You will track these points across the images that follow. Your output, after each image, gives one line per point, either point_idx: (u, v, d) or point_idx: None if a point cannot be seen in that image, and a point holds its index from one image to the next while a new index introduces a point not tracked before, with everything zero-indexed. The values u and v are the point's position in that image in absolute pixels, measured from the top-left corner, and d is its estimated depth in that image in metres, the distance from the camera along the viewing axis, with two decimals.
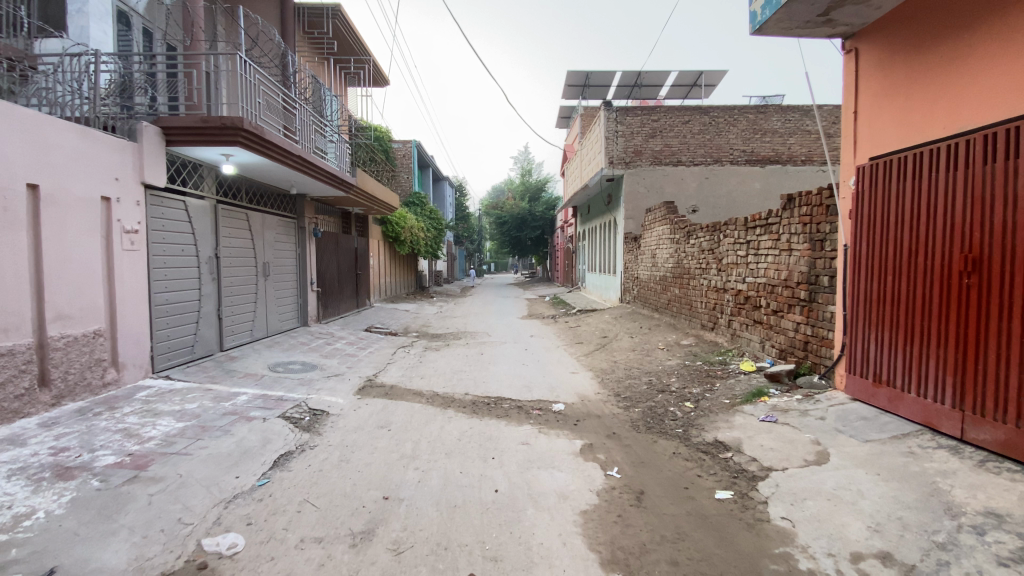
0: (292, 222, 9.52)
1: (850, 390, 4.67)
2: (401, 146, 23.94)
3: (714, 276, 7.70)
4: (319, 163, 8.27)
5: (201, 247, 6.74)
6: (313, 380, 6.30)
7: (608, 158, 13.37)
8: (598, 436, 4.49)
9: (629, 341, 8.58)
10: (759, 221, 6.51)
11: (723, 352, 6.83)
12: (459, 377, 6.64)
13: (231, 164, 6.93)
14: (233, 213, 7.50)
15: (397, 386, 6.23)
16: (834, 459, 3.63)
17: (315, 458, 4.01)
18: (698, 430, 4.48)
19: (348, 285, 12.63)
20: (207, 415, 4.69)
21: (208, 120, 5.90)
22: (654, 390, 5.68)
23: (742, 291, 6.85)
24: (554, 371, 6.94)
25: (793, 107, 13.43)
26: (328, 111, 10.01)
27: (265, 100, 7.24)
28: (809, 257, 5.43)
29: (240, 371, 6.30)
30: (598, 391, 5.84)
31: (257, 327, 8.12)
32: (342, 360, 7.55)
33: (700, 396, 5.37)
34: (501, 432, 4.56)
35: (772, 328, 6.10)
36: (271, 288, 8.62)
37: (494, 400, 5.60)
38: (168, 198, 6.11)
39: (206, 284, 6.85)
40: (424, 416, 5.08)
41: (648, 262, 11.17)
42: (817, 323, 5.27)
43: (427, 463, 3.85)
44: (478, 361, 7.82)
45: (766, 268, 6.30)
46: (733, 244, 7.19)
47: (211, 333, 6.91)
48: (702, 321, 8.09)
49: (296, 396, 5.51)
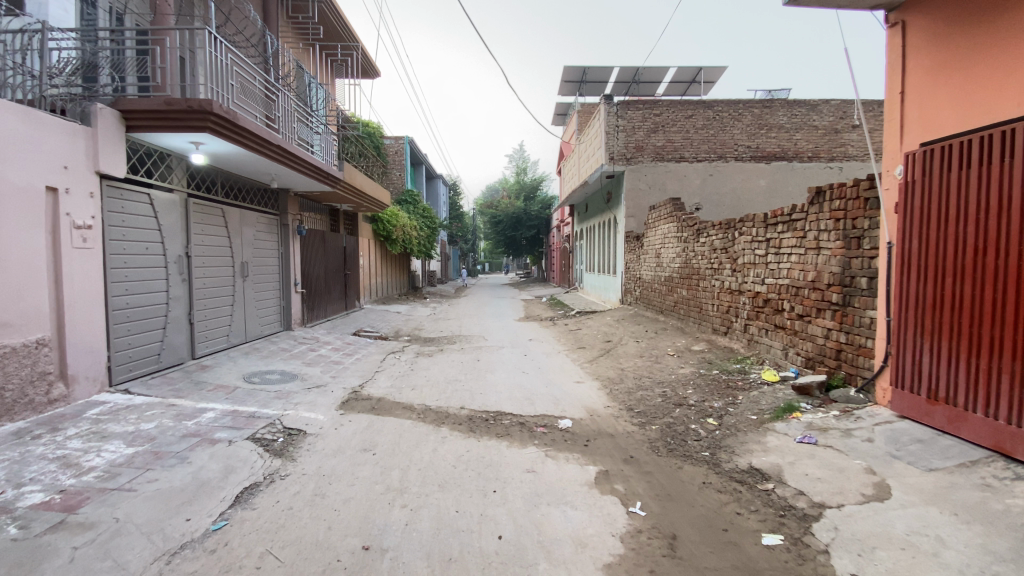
0: (275, 219, 8.90)
1: (898, 407, 4.13)
2: (393, 142, 23.24)
3: (728, 277, 7.14)
4: (303, 155, 7.65)
5: (169, 244, 6.11)
6: (292, 392, 5.70)
7: (609, 153, 12.81)
8: (613, 461, 3.93)
9: (635, 346, 8.02)
10: (780, 217, 5.96)
11: (741, 359, 6.28)
12: (453, 388, 6.05)
13: (204, 154, 6.31)
14: (207, 208, 6.88)
15: (384, 398, 5.63)
16: (898, 495, 3.10)
17: (285, 492, 3.41)
18: (727, 453, 3.92)
19: (336, 285, 12.01)
20: (164, 439, 4.08)
21: (172, 102, 5.26)
22: (670, 404, 5.11)
23: (761, 293, 6.30)
24: (557, 380, 6.37)
25: (799, 101, 12.89)
26: (314, 101, 9.36)
27: (242, 83, 6.57)
28: (842, 256, 4.89)
29: (211, 383, 5.69)
30: (609, 405, 5.27)
31: (234, 333, 7.50)
32: (326, 368, 6.94)
33: (722, 411, 4.81)
34: (503, 456, 3.99)
35: (797, 334, 5.55)
36: (251, 289, 8.00)
37: (493, 415, 5.01)
38: (129, 190, 5.48)
39: (175, 286, 6.22)
40: (414, 436, 4.49)
41: (652, 261, 10.62)
42: (852, 330, 4.73)
43: (417, 498, 3.28)
44: (474, 368, 7.23)
45: (789, 269, 5.76)
46: (749, 242, 6.64)
47: (182, 340, 6.29)
48: (714, 325, 7.54)
49: (270, 413, 4.90)
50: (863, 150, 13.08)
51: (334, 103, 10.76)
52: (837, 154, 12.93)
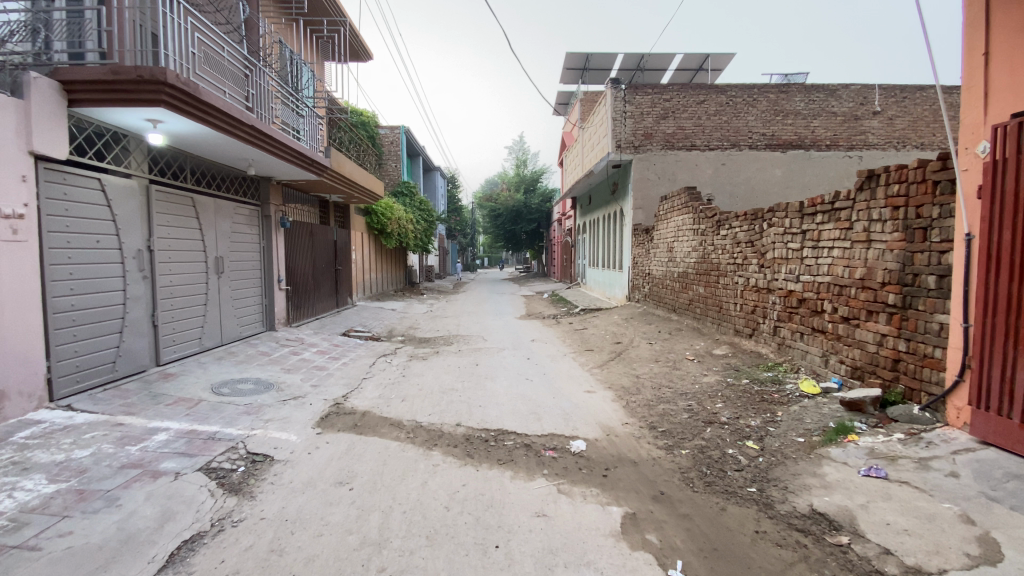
0: (255, 210, 8.16)
1: (980, 432, 3.42)
2: (388, 131, 22.34)
3: (755, 273, 6.42)
4: (283, 139, 6.90)
5: (126, 237, 5.40)
6: (264, 406, 4.98)
7: (615, 141, 12.06)
8: (639, 499, 3.23)
9: (649, 349, 7.32)
10: (819, 206, 5.25)
11: (772, 366, 5.59)
12: (448, 399, 5.35)
13: (164, 134, 5.57)
14: (172, 196, 6.15)
15: (369, 413, 4.91)
16: (1013, 555, 2.42)
17: (232, 547, 2.69)
18: (780, 490, 3.22)
19: (326, 281, 11.27)
20: (97, 472, 3.38)
21: (119, 71, 4.53)
22: (699, 422, 4.41)
23: (795, 291, 5.60)
24: (564, 390, 5.65)
25: (818, 86, 12.11)
26: (297, 81, 8.58)
27: (208, 54, 5.80)
28: (902, 250, 4.19)
29: (172, 395, 4.98)
30: (627, 422, 4.56)
31: (207, 336, 6.80)
32: (307, 375, 6.22)
33: (761, 431, 4.12)
34: (506, 494, 3.27)
35: (840, 340, 4.86)
36: (228, 287, 7.30)
37: (494, 436, 4.30)
38: (73, 173, 4.77)
39: (135, 285, 5.51)
40: (400, 463, 3.77)
41: (663, 256, 9.90)
42: (914, 337, 4.05)
43: (400, 558, 2.58)
44: (472, 375, 6.50)
45: (831, 266, 5.06)
46: (781, 234, 5.92)
47: (142, 345, 5.58)
48: (737, 326, 6.84)
49: (234, 433, 4.20)
50: (884, 138, 12.34)
51: (321, 86, 9.99)
52: (856, 142, 12.23)
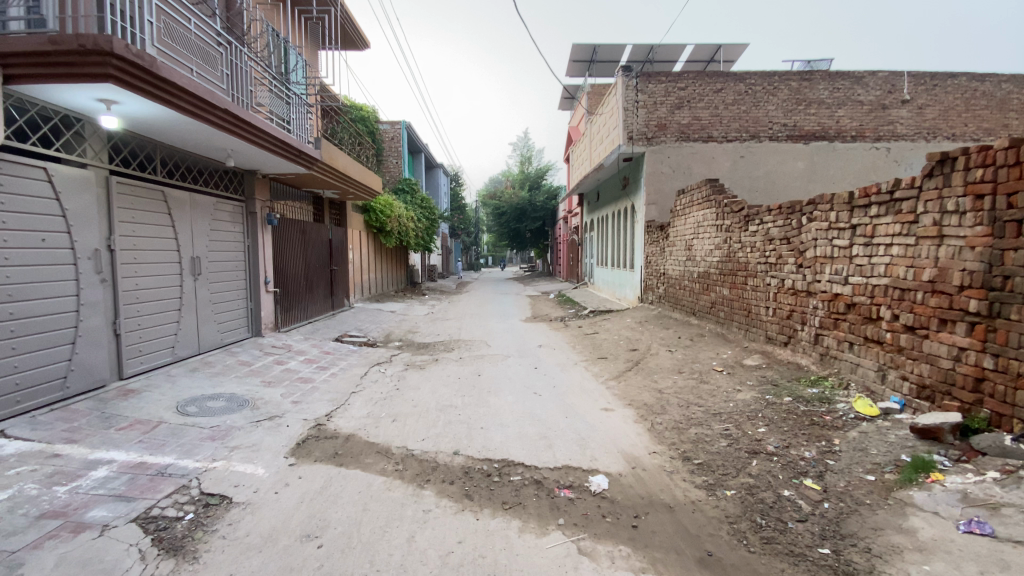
0: (238, 206, 7.51)
1: None
2: (389, 127, 21.53)
3: (792, 274, 5.71)
4: (265, 126, 6.23)
5: (80, 235, 4.73)
6: (234, 428, 4.31)
7: (627, 132, 11.32)
8: (683, 564, 2.53)
9: (669, 357, 6.63)
10: (874, 196, 4.55)
11: (816, 381, 4.89)
12: (446, 418, 4.69)
13: (121, 117, 4.92)
14: (139, 189, 5.52)
15: (353, 438, 4.24)
16: None
17: None
18: (862, 555, 2.54)
19: (319, 282, 10.62)
20: (6, 524, 2.72)
21: (58, 40, 3.87)
22: (743, 452, 3.70)
23: (842, 295, 4.89)
24: (577, 408, 4.97)
25: (843, 73, 11.32)
26: (284, 67, 7.89)
27: (173, 30, 5.12)
28: (986, 248, 3.50)
29: (128, 416, 4.33)
30: (655, 451, 3.87)
31: (182, 344, 6.15)
32: (290, 389, 5.55)
33: (820, 466, 3.43)
34: (512, 557, 2.59)
35: (902, 353, 4.16)
36: (207, 290, 6.65)
37: (498, 468, 3.61)
38: (13, 161, 4.11)
39: (91, 290, 4.84)
40: (383, 508, 3.09)
41: (680, 254, 9.19)
42: (1003, 354, 3.34)
43: None
44: (474, 388, 5.81)
45: (889, 266, 4.35)
46: (824, 229, 5.22)
47: (101, 357, 4.93)
48: (769, 332, 6.16)
49: (189, 466, 3.54)
50: (913, 129, 11.60)
51: (312, 73, 9.31)
52: (883, 133, 11.51)
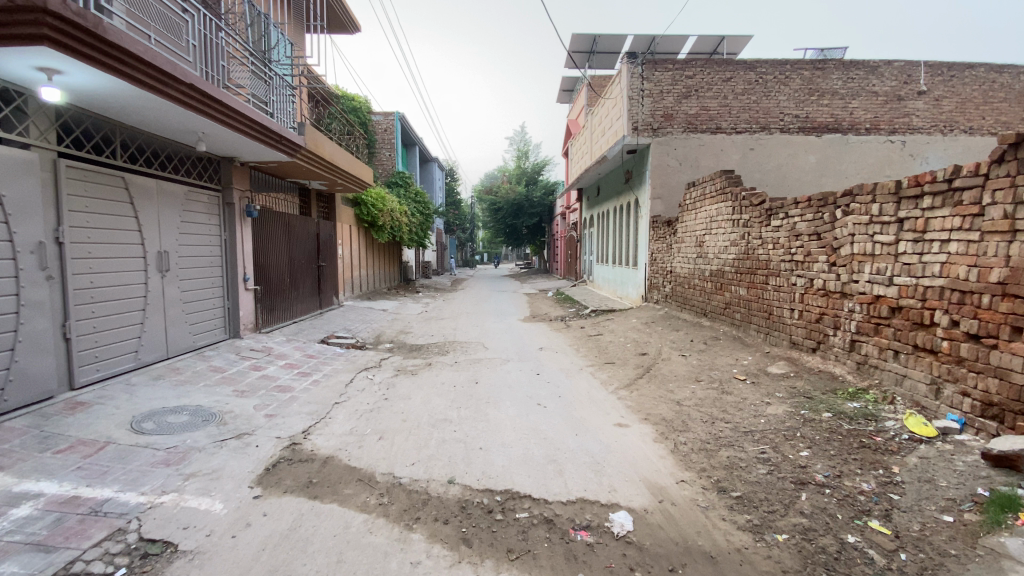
0: (214, 195, 6.90)
1: None
2: (382, 118, 20.75)
3: (823, 272, 5.19)
4: (240, 106, 5.61)
5: (21, 226, 4.12)
6: (194, 450, 3.73)
7: (632, 123, 10.78)
8: None
9: (683, 363, 6.10)
10: (928, 185, 4.01)
11: (855, 394, 4.37)
12: (440, 436, 4.13)
13: (64, 89, 4.30)
14: (94, 175, 4.91)
15: (332, 461, 3.68)
16: None
17: None
18: None
19: (305, 279, 10.00)
20: None
21: None
22: (789, 483, 3.16)
23: (885, 297, 4.37)
24: (587, 423, 4.43)
25: (858, 62, 10.80)
26: (266, 48, 7.27)
27: None
28: None
29: (70, 436, 3.73)
30: (683, 480, 3.32)
31: (146, 349, 5.56)
32: (265, 400, 4.95)
33: (883, 503, 2.89)
34: None
35: (962, 365, 3.63)
36: (176, 288, 6.05)
37: (501, 503, 3.06)
38: None
39: (34, 288, 4.23)
40: (363, 558, 2.52)
41: (690, 251, 8.67)
42: None
43: None
44: (471, 398, 5.24)
45: (945, 265, 3.82)
46: (863, 224, 4.70)
47: (47, 365, 4.32)
48: (794, 336, 5.65)
49: (132, 503, 2.95)
50: (929, 121, 11.10)
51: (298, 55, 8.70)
52: (899, 125, 11.02)
